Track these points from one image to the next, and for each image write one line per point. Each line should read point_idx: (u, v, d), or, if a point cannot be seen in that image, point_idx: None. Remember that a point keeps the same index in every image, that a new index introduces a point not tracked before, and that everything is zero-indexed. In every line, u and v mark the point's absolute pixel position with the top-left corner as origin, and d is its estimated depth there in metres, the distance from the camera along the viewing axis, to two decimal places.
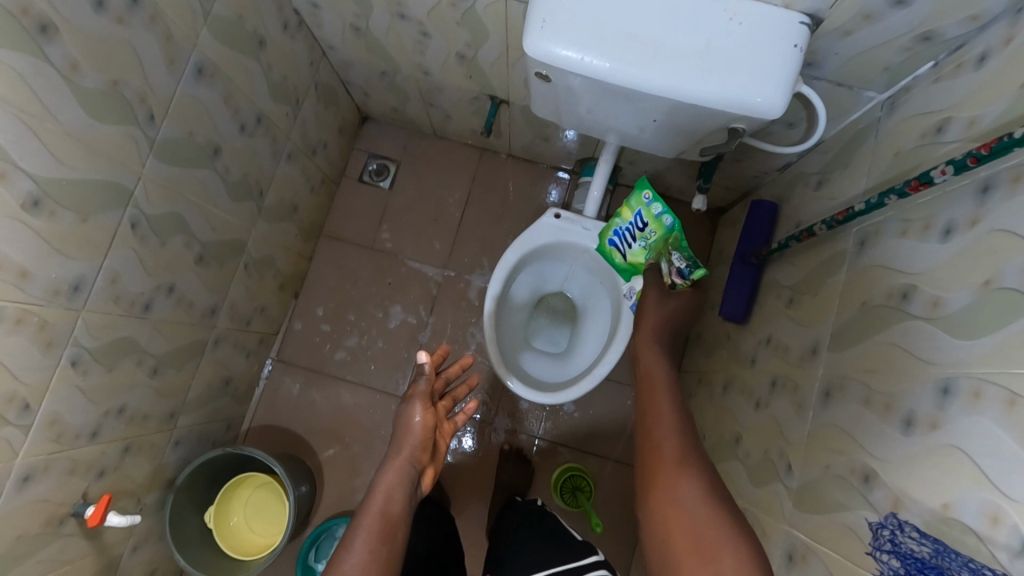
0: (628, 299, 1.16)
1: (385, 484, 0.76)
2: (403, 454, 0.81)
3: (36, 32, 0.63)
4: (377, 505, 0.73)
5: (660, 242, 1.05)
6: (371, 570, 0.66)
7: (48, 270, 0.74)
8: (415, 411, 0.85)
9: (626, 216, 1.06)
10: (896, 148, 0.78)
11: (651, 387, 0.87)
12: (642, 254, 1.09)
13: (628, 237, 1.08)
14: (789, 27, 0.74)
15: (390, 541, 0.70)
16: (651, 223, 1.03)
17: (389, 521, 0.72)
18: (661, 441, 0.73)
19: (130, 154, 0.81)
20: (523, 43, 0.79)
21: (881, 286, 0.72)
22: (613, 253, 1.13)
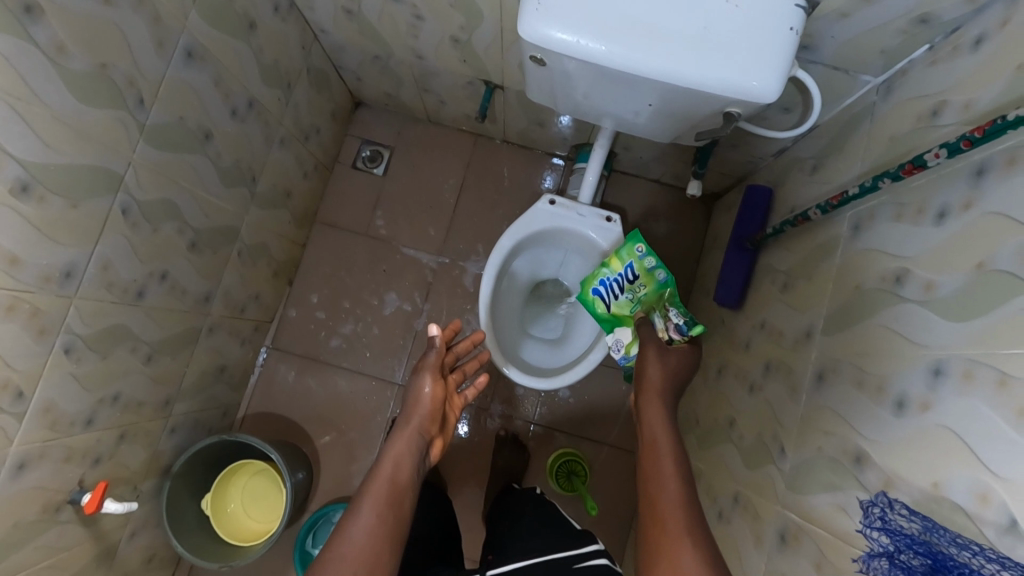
0: (615, 353, 1.04)
1: (395, 452, 0.77)
2: (412, 424, 0.82)
3: (20, 13, 0.61)
4: (387, 469, 0.73)
5: (652, 295, 1.02)
6: (380, 534, 0.66)
7: (38, 256, 0.73)
8: (424, 384, 0.87)
9: (615, 266, 1.04)
10: (892, 132, 0.78)
11: (654, 450, 0.76)
12: (628, 307, 1.04)
13: (616, 288, 1.05)
14: (785, 9, 0.74)
15: (399, 507, 0.70)
16: (643, 276, 1.03)
17: (398, 487, 0.72)
18: (663, 506, 0.68)
19: (120, 139, 0.80)
20: (518, 26, 0.78)
21: (875, 270, 0.72)
22: (597, 303, 1.06)
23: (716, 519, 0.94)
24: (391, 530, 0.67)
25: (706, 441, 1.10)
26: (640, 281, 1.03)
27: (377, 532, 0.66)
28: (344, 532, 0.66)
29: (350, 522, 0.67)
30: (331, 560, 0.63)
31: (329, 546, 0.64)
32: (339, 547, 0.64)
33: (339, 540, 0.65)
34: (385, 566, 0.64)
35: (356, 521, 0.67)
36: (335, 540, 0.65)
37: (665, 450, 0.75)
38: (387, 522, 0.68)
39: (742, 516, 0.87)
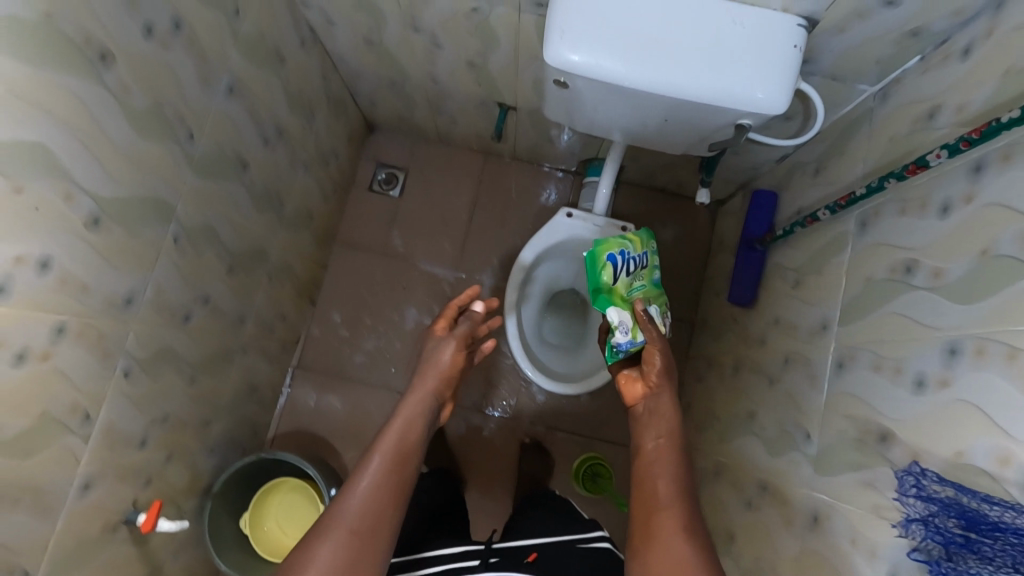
0: (621, 332, 0.98)
1: (410, 416, 0.83)
2: (426, 386, 0.90)
3: (97, 60, 0.67)
4: (398, 431, 0.80)
5: (650, 288, 1.09)
6: (385, 494, 0.71)
7: (104, 284, 0.77)
8: (443, 348, 0.97)
9: (639, 247, 1.08)
10: (891, 134, 0.84)
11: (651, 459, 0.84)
12: (628, 287, 1.04)
13: (629, 265, 1.05)
14: (787, 29, 0.80)
15: (405, 467, 0.76)
16: (645, 268, 1.09)
17: (407, 450, 0.78)
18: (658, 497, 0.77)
19: (173, 171, 0.85)
20: (544, 51, 0.84)
21: (884, 262, 0.78)
22: (608, 270, 1.03)
23: (744, 507, 0.99)
24: (396, 489, 0.73)
25: (727, 435, 1.15)
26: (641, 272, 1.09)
27: (385, 489, 0.72)
28: (354, 493, 0.71)
29: (357, 482, 0.72)
30: (338, 516, 0.68)
31: (335, 506, 0.70)
32: (345, 506, 0.70)
33: (348, 502, 0.70)
34: (387, 522, 0.70)
35: (363, 481, 0.72)
36: (342, 502, 0.70)
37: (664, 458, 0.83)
38: (394, 479, 0.73)
39: (771, 501, 0.91)
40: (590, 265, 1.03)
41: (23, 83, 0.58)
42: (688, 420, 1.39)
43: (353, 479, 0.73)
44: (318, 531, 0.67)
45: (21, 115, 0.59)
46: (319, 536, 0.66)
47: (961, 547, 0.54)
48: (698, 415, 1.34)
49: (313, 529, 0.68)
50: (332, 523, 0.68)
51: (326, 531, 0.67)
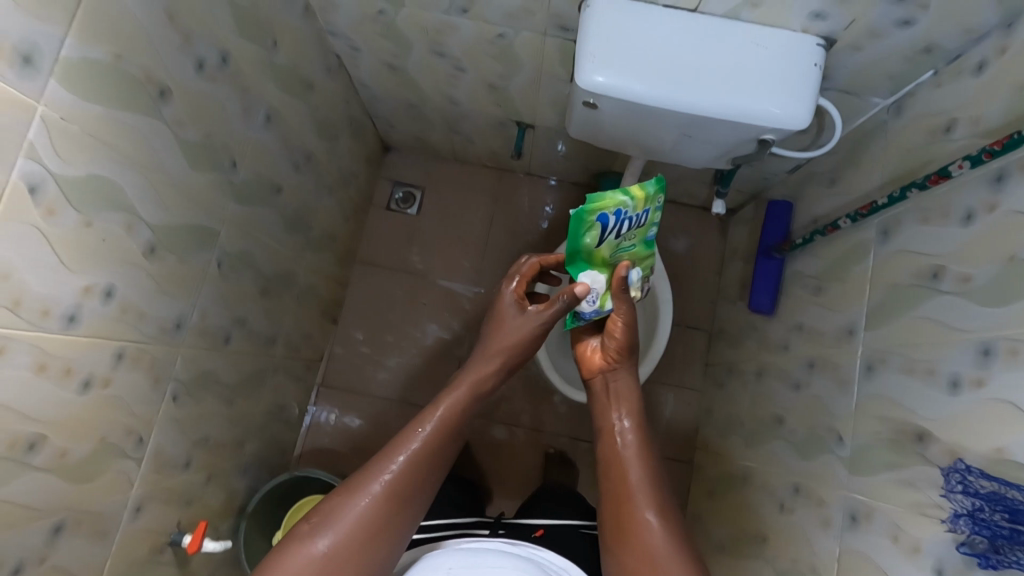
0: (586, 303, 0.90)
1: (471, 385, 0.85)
2: (494, 359, 0.88)
3: (156, 96, 0.70)
4: (456, 400, 0.83)
5: (636, 248, 0.95)
6: (423, 466, 0.76)
7: (157, 310, 0.79)
8: (526, 317, 0.90)
9: (638, 206, 0.86)
10: (907, 146, 0.88)
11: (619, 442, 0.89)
12: (612, 249, 0.90)
13: (622, 227, 0.87)
14: (807, 50, 0.84)
15: (452, 442, 0.81)
16: (643, 225, 0.92)
17: (460, 422, 0.82)
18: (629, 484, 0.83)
19: (217, 199, 0.88)
20: (575, 75, 0.87)
21: (908, 268, 0.81)
22: (593, 234, 0.84)
23: (778, 510, 1.01)
24: (434, 465, 0.78)
25: (753, 439, 1.17)
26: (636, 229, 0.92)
27: (422, 459, 0.77)
28: (377, 466, 0.75)
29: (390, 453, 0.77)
30: (355, 489, 0.73)
31: (356, 479, 0.75)
32: (365, 480, 0.74)
33: (367, 475, 0.74)
34: (420, 493, 0.76)
35: (395, 452, 0.77)
36: (364, 474, 0.75)
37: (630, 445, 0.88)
38: (432, 454, 0.78)
39: (806, 504, 0.93)
40: (573, 231, 0.82)
41: (93, 121, 0.61)
42: (710, 426, 1.41)
43: (384, 452, 0.77)
44: (336, 502, 0.72)
45: (91, 152, 0.62)
46: (337, 509, 0.71)
47: (1009, 541, 0.58)
48: (720, 421, 1.37)
49: (333, 499, 0.73)
50: (354, 495, 0.73)
51: (352, 502, 0.72)
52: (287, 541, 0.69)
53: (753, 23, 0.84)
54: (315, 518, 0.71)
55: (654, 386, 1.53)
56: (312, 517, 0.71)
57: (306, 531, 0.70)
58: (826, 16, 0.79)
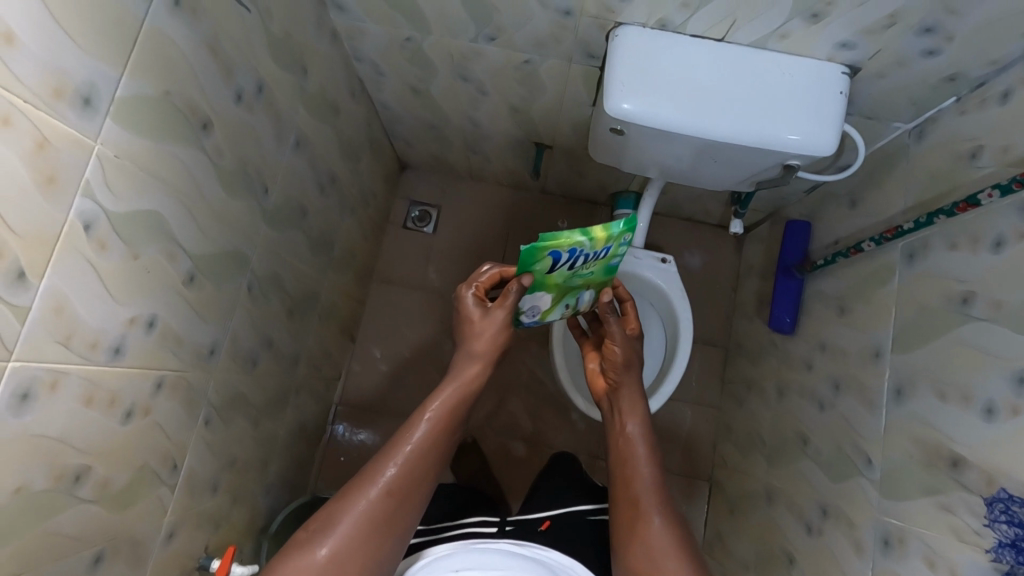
0: (525, 317, 0.89)
1: (449, 395, 0.84)
2: (469, 364, 0.86)
3: (199, 128, 0.71)
4: (437, 412, 0.83)
5: (596, 276, 0.89)
6: (416, 470, 0.78)
7: (194, 336, 0.80)
8: (492, 317, 0.85)
9: (598, 244, 0.79)
10: (931, 170, 0.89)
11: (630, 452, 0.89)
12: (564, 278, 0.84)
13: (577, 260, 0.80)
14: (833, 77, 0.85)
15: (439, 450, 0.82)
16: (604, 257, 0.84)
17: (444, 431, 0.82)
18: (637, 490, 0.85)
19: (251, 225, 0.89)
20: (605, 103, 0.88)
21: (937, 292, 0.82)
22: (546, 262, 0.78)
23: (806, 531, 1.01)
24: (428, 467, 0.80)
25: (776, 458, 1.17)
26: (597, 261, 0.84)
27: (410, 471, 0.78)
28: (371, 478, 0.77)
29: (380, 462, 0.79)
30: (351, 499, 0.75)
31: (350, 489, 0.77)
32: (360, 489, 0.76)
33: (361, 485, 0.77)
34: (416, 495, 0.78)
35: (385, 462, 0.78)
36: (358, 483, 0.77)
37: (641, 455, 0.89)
38: (419, 465, 0.79)
39: (835, 525, 0.93)
40: (524, 260, 0.77)
41: (143, 156, 0.62)
42: (730, 443, 1.41)
43: (375, 461, 0.79)
44: (333, 510, 0.75)
45: (139, 186, 0.62)
46: (335, 516, 0.73)
47: None
48: (740, 439, 1.37)
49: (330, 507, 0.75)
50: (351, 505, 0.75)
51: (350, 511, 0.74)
52: (288, 549, 0.72)
53: (780, 51, 0.85)
54: (312, 528, 0.73)
55: (672, 403, 1.53)
56: (308, 527, 0.73)
57: (308, 541, 0.72)
58: (852, 46, 0.81)
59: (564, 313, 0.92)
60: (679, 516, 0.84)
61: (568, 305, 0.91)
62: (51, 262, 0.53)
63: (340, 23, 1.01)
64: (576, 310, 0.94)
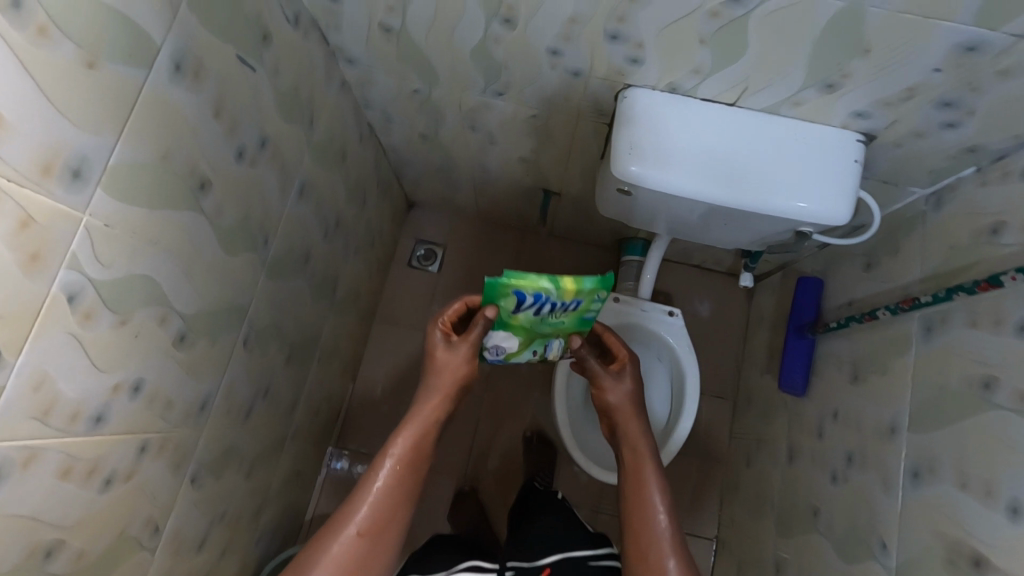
0: (489, 352, 0.88)
1: (412, 431, 0.82)
2: (431, 401, 0.84)
3: (198, 189, 0.69)
4: (400, 449, 0.80)
5: (568, 328, 0.87)
6: (382, 508, 0.76)
7: (185, 395, 0.78)
8: (458, 352, 0.85)
9: (565, 295, 0.78)
10: (951, 240, 0.86)
11: (639, 481, 0.86)
12: (531, 323, 0.82)
13: (543, 305, 0.79)
14: (847, 146, 0.83)
15: (407, 489, 0.79)
16: (576, 311, 0.82)
17: (410, 468, 0.79)
18: (646, 533, 0.81)
19: (249, 278, 0.87)
20: (612, 165, 0.86)
21: (958, 372, 0.78)
22: (510, 300, 0.78)
23: None
24: (396, 505, 0.77)
25: (787, 526, 1.12)
26: (568, 313, 0.83)
27: (378, 513, 0.75)
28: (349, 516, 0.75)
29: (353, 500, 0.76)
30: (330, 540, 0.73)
31: (326, 531, 0.74)
32: (336, 529, 0.74)
33: (342, 522, 0.74)
34: (383, 538, 0.75)
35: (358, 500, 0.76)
36: (332, 523, 0.75)
37: (652, 485, 0.85)
38: (386, 505, 0.76)
39: None
40: (488, 291, 0.77)
41: (136, 223, 0.61)
42: (738, 503, 1.36)
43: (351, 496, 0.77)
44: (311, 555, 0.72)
45: (131, 252, 0.61)
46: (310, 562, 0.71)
47: None
48: (749, 499, 1.31)
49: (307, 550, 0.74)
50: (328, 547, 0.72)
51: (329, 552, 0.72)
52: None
53: (792, 118, 0.83)
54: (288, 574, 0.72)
55: (680, 456, 1.48)
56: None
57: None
58: (868, 115, 0.79)
59: (531, 359, 0.90)
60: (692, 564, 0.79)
61: (536, 351, 0.89)
62: (30, 338, 0.51)
63: (350, 73, 1.00)
64: (545, 358, 0.91)
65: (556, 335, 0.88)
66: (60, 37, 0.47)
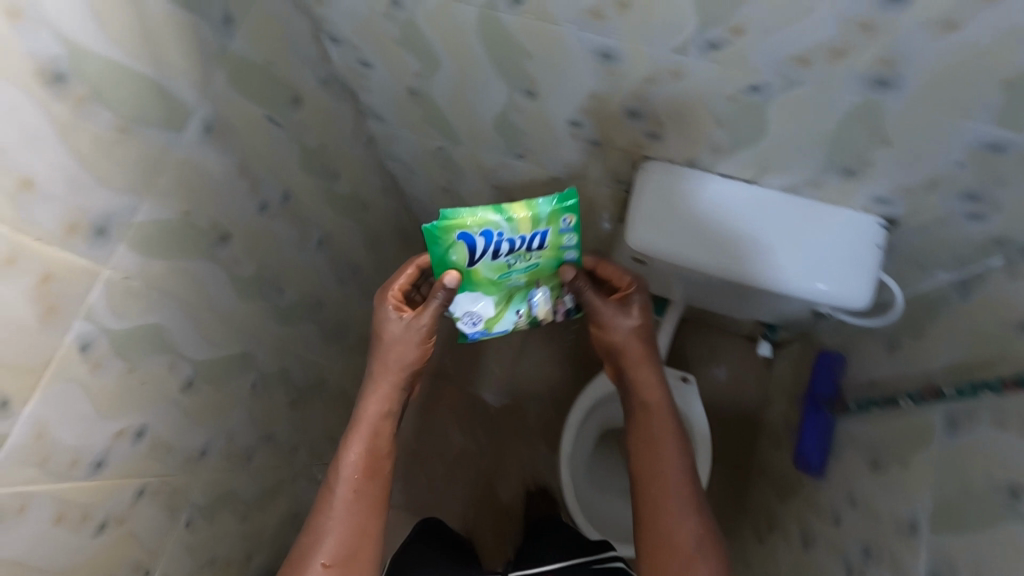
0: (465, 326, 0.75)
1: (365, 430, 0.75)
2: (378, 391, 0.77)
3: (216, 241, 0.71)
4: (353, 460, 0.74)
5: (544, 269, 0.73)
6: (356, 511, 0.72)
7: (186, 440, 0.78)
8: (411, 330, 0.76)
9: (521, 228, 0.66)
10: (978, 331, 0.83)
11: (653, 450, 0.76)
12: (499, 272, 0.70)
13: (504, 246, 0.67)
14: (868, 229, 0.82)
15: (378, 489, 0.74)
16: (548, 248, 0.69)
17: (373, 464, 0.74)
18: (665, 518, 0.72)
19: (260, 325, 0.88)
20: (625, 234, 0.87)
21: (981, 473, 0.74)
22: (460, 252, 0.68)
23: None
24: (368, 507, 0.73)
25: None
26: (541, 251, 0.69)
27: (347, 533, 0.71)
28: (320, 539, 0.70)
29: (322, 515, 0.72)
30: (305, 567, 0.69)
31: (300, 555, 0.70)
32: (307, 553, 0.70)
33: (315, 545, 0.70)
34: (367, 540, 0.72)
35: (327, 519, 0.71)
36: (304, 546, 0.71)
37: (670, 452, 0.76)
38: (355, 521, 0.72)
39: None
40: (434, 253, 0.68)
41: (154, 275, 0.63)
42: None
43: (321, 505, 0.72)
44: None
45: (147, 303, 0.63)
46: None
47: None
48: None
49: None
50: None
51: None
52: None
53: (810, 198, 0.83)
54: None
55: None
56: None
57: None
58: (889, 201, 0.78)
59: (518, 322, 0.75)
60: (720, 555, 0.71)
61: (519, 310, 0.75)
62: (39, 387, 0.52)
63: (376, 130, 1.03)
64: (534, 318, 0.76)
65: (536, 282, 0.74)
66: (98, 107, 0.50)
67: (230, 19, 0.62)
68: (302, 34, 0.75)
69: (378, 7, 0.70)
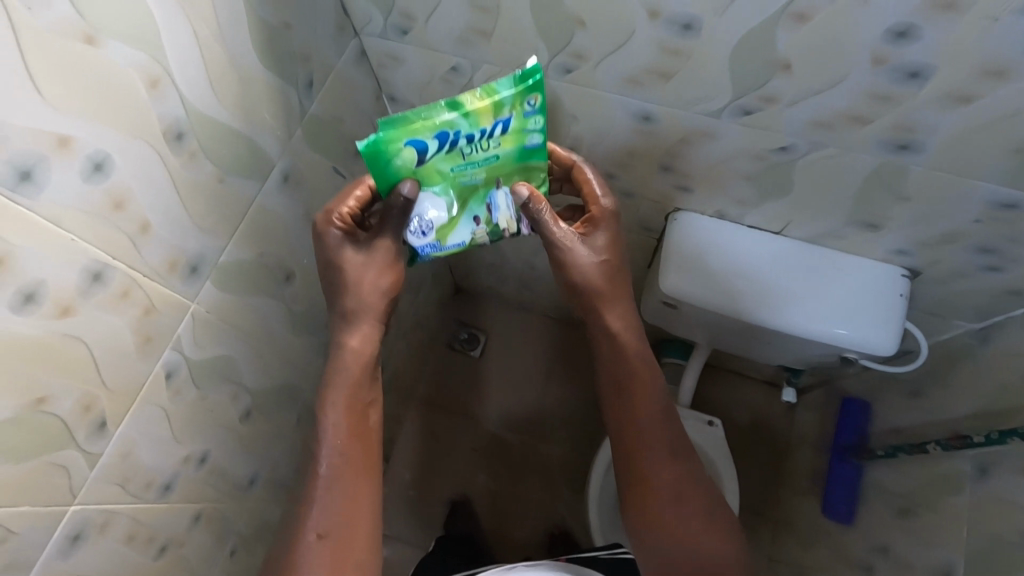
0: (416, 237, 0.65)
1: (342, 395, 0.72)
2: (350, 351, 0.72)
3: (281, 279, 0.77)
4: (337, 426, 0.71)
5: (505, 166, 0.62)
6: (347, 466, 0.71)
7: (239, 469, 0.82)
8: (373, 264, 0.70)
9: (481, 119, 0.56)
10: (1001, 380, 0.85)
11: (634, 395, 0.78)
12: (453, 175, 0.61)
13: (456, 131, 0.57)
14: (893, 280, 0.86)
15: (365, 438, 0.73)
16: (509, 136, 0.59)
17: (360, 419, 0.72)
18: (643, 455, 0.76)
19: (309, 360, 0.93)
20: (658, 281, 0.91)
21: (1009, 521, 0.75)
22: (409, 155, 0.59)
23: None
24: (359, 463, 0.71)
25: None
26: (500, 141, 0.59)
27: (341, 502, 0.69)
28: (316, 528, 0.68)
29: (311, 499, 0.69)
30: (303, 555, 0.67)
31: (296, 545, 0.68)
32: (301, 541, 0.68)
33: (310, 532, 0.68)
34: (364, 495, 0.71)
35: (319, 504, 0.69)
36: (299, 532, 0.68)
37: (648, 393, 0.78)
38: (348, 503, 0.70)
39: None
40: (376, 165, 0.59)
41: (228, 311, 0.68)
42: None
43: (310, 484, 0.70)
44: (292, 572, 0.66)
45: (222, 336, 0.68)
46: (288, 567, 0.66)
47: None
48: None
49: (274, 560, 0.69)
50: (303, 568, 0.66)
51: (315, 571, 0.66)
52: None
53: (836, 250, 0.87)
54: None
55: None
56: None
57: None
58: (909, 254, 0.82)
59: (476, 233, 0.65)
60: (699, 484, 0.77)
61: (478, 217, 0.65)
62: (129, 411, 0.57)
63: None
64: (496, 230, 0.65)
65: (496, 181, 0.63)
66: (204, 160, 0.56)
67: (311, 83, 0.69)
68: (366, 95, 0.83)
69: (438, 73, 0.78)
